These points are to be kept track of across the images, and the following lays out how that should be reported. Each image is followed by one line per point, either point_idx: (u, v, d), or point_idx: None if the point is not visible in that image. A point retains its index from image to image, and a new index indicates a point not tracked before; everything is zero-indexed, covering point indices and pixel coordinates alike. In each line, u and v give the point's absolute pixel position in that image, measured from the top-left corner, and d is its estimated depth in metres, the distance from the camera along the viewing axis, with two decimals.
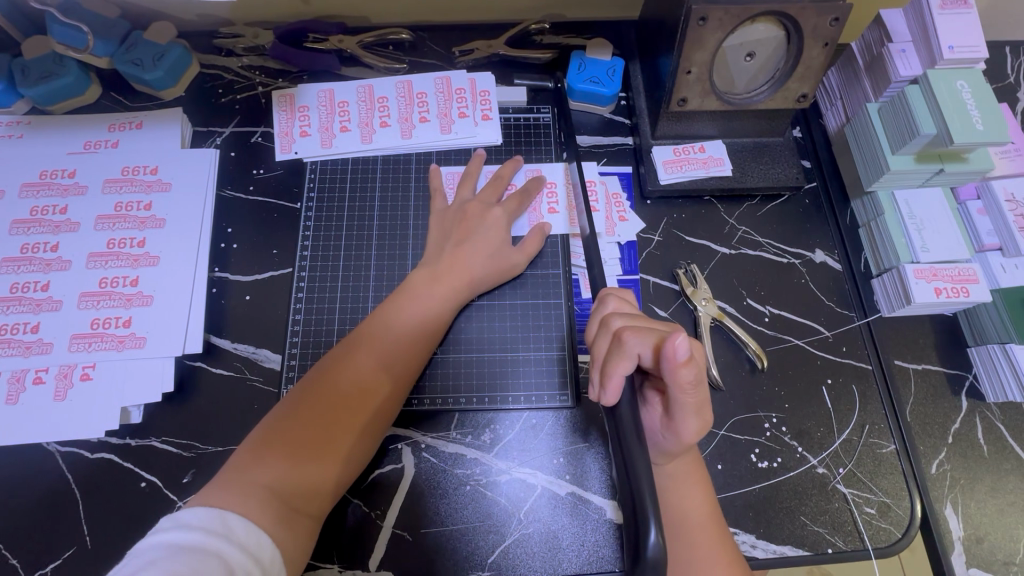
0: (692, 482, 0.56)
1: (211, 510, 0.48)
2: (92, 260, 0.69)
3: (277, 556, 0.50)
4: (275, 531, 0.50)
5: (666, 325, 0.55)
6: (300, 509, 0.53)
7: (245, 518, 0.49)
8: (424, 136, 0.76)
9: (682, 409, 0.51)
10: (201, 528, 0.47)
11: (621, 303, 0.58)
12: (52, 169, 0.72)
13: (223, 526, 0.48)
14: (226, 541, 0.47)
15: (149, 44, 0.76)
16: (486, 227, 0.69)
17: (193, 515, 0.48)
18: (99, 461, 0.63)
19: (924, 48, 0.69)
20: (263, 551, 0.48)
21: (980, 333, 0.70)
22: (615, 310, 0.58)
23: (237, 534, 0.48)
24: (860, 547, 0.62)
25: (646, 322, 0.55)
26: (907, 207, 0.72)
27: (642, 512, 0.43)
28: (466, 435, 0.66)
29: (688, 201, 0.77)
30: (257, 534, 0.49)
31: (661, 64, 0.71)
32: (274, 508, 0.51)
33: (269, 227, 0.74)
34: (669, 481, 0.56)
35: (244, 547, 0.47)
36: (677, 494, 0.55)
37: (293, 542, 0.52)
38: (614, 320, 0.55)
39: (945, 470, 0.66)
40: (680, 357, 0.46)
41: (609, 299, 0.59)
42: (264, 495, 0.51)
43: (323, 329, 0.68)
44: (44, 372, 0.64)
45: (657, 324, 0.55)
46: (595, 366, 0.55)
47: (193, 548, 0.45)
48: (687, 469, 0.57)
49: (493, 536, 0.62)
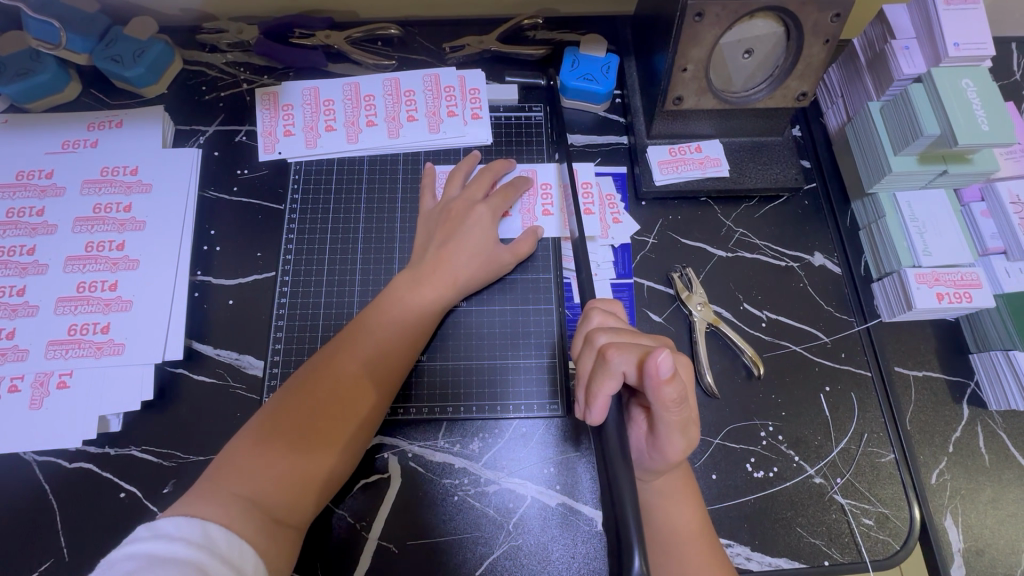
0: (682, 497, 0.55)
1: (192, 519, 0.46)
2: (70, 263, 0.67)
3: (261, 566, 0.48)
4: (259, 541, 0.48)
5: (653, 340, 0.54)
6: (282, 519, 0.51)
7: (227, 529, 0.47)
8: (412, 135, 0.74)
9: (669, 425, 0.49)
10: (182, 538, 0.45)
11: (607, 318, 0.57)
12: (29, 170, 0.70)
13: (204, 537, 0.45)
14: (207, 553, 0.44)
15: (129, 40, 0.74)
16: (471, 225, 0.66)
17: (173, 524, 0.45)
18: (77, 470, 0.61)
19: (928, 45, 0.67)
20: (246, 563, 0.46)
21: (983, 338, 0.68)
22: (601, 325, 0.56)
23: (219, 546, 0.46)
24: (857, 560, 0.61)
25: (632, 339, 0.53)
26: (909, 209, 0.70)
27: (626, 535, 0.41)
28: (455, 444, 0.64)
29: (683, 203, 0.75)
30: (240, 545, 0.47)
31: (657, 61, 0.69)
32: (256, 519, 0.49)
33: (253, 229, 0.72)
34: (658, 496, 0.55)
35: (226, 559, 0.45)
36: (667, 510, 0.54)
37: (276, 556, 0.50)
38: (599, 336, 0.53)
39: (945, 480, 0.65)
40: (663, 374, 0.45)
41: (594, 313, 0.57)
42: (245, 506, 0.50)
43: (308, 334, 0.67)
44: (19, 380, 0.62)
45: (643, 339, 0.53)
46: (580, 385, 0.54)
47: (173, 559, 0.43)
48: (676, 484, 0.55)
49: (481, 548, 0.60)
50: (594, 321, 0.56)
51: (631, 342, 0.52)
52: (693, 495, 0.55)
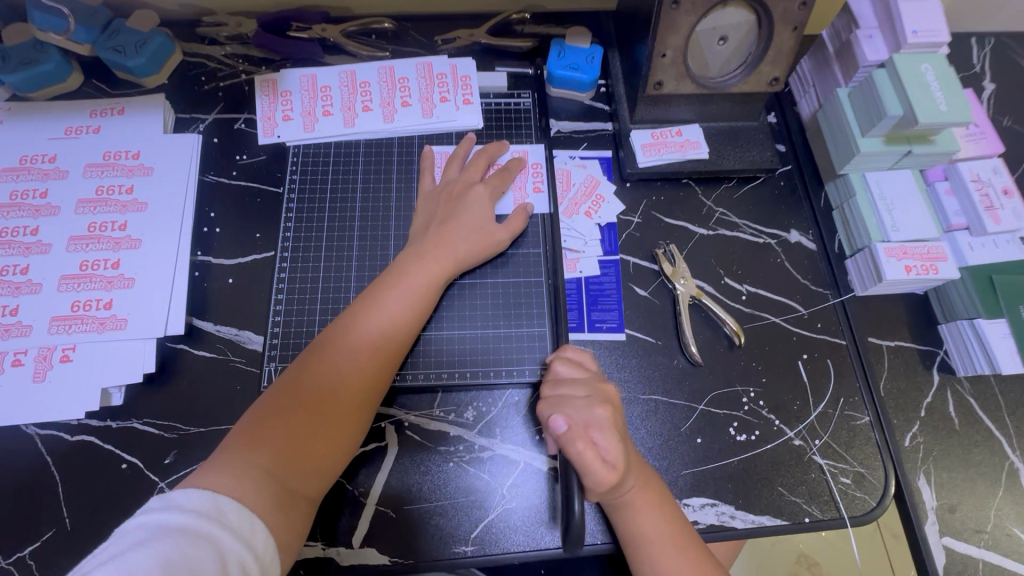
0: (648, 509, 0.56)
1: (204, 492, 0.48)
2: (72, 243, 0.68)
3: (271, 541, 0.50)
4: (270, 515, 0.50)
5: (586, 392, 0.59)
6: (295, 491, 0.54)
7: (238, 503, 0.49)
8: (407, 120, 0.77)
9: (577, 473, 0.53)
10: (194, 510, 0.47)
11: (568, 367, 0.62)
12: (32, 154, 0.72)
13: (214, 508, 0.48)
14: (218, 525, 0.47)
15: (131, 32, 0.77)
16: (469, 204, 0.70)
17: (185, 496, 0.47)
18: (79, 443, 0.62)
19: (889, 33, 0.72)
20: (256, 536, 0.48)
21: (950, 310, 0.72)
22: (555, 376, 0.62)
23: (229, 517, 0.48)
24: (835, 516, 0.64)
25: (567, 394, 0.59)
26: (877, 187, 0.74)
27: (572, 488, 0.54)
28: (450, 413, 0.66)
29: (666, 184, 0.78)
30: (250, 519, 0.49)
31: (638, 50, 0.73)
32: (267, 491, 0.51)
33: (252, 211, 0.74)
34: (618, 506, 0.57)
35: (235, 531, 0.47)
36: (628, 518, 0.56)
37: (288, 529, 0.52)
38: (547, 390, 0.61)
39: (918, 443, 0.68)
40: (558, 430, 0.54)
41: (555, 363, 0.62)
42: (259, 477, 0.52)
43: (306, 309, 0.68)
44: (23, 354, 0.63)
45: (577, 392, 0.59)
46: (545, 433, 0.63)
47: (183, 529, 0.45)
48: (642, 496, 0.56)
49: (476, 511, 0.62)
50: (553, 372, 0.62)
51: (562, 401, 0.58)
52: (665, 507, 0.57)
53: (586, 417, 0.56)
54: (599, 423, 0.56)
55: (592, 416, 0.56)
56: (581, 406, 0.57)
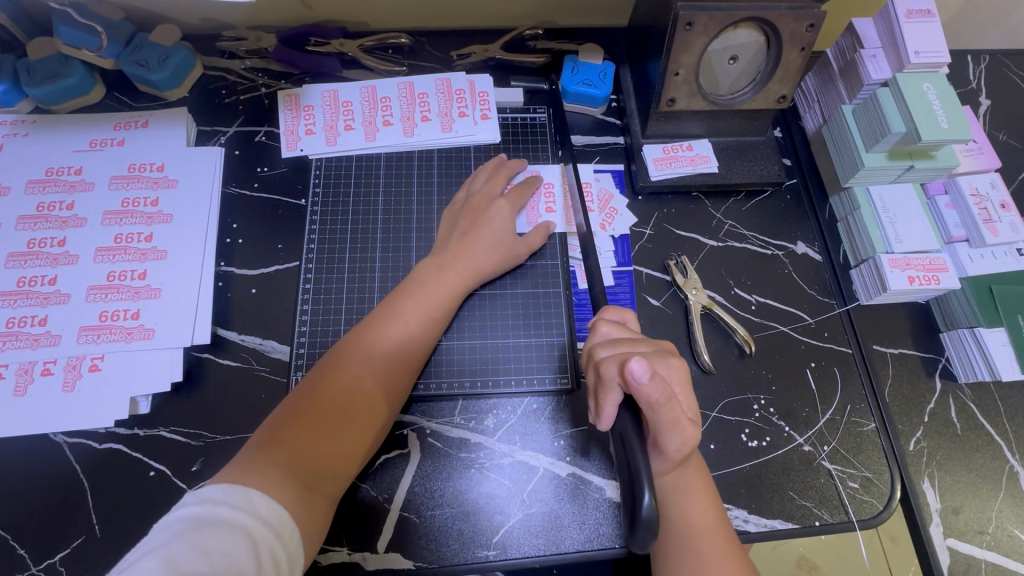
0: (698, 490, 0.57)
1: (234, 486, 0.49)
2: (100, 253, 0.70)
3: (296, 530, 0.51)
4: (295, 508, 0.51)
5: (650, 347, 0.58)
6: (315, 488, 0.54)
7: (267, 496, 0.50)
8: (427, 134, 0.79)
9: (665, 428, 0.52)
10: (226, 502, 0.48)
11: (613, 327, 0.60)
12: (58, 166, 0.73)
13: (246, 501, 0.49)
14: (251, 516, 0.48)
15: (154, 46, 0.78)
16: (491, 217, 0.72)
17: (217, 490, 0.48)
18: (107, 451, 0.64)
19: (892, 53, 0.74)
20: (285, 527, 0.50)
21: (952, 320, 0.75)
22: (604, 338, 0.59)
23: (259, 508, 0.49)
24: (844, 520, 0.66)
25: (629, 350, 0.57)
26: (881, 201, 0.76)
27: (638, 478, 0.47)
28: (470, 420, 0.68)
29: (678, 197, 0.81)
30: (279, 511, 0.50)
31: (650, 68, 0.76)
32: (292, 486, 0.52)
33: (274, 223, 0.76)
34: (670, 489, 0.56)
35: (266, 521, 0.49)
36: (682, 502, 0.56)
37: (309, 523, 0.53)
38: (602, 351, 0.57)
39: (922, 447, 0.70)
40: (641, 378, 0.50)
41: (600, 324, 0.60)
42: (283, 472, 0.53)
43: (331, 318, 0.70)
44: (52, 364, 0.65)
45: (640, 347, 0.57)
46: (592, 398, 0.57)
47: (218, 522, 0.46)
48: (691, 478, 0.57)
49: (497, 517, 0.64)
50: (601, 333, 0.59)
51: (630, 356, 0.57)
52: (710, 496, 0.57)
53: (664, 368, 0.56)
54: (677, 375, 0.56)
55: (668, 367, 0.56)
56: (656, 358, 0.56)
